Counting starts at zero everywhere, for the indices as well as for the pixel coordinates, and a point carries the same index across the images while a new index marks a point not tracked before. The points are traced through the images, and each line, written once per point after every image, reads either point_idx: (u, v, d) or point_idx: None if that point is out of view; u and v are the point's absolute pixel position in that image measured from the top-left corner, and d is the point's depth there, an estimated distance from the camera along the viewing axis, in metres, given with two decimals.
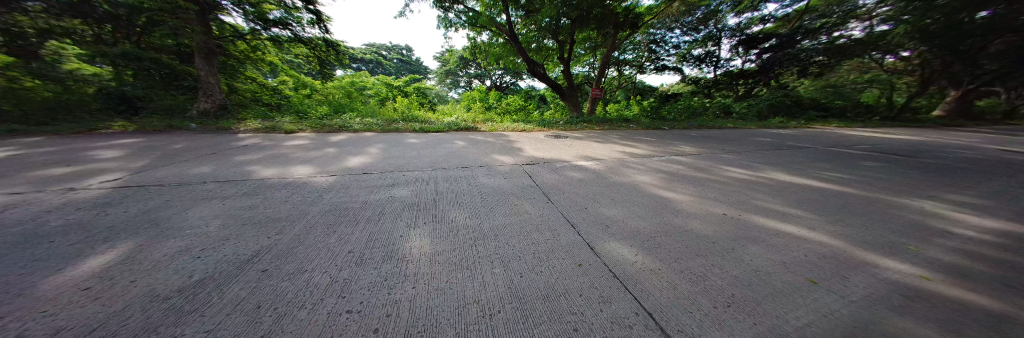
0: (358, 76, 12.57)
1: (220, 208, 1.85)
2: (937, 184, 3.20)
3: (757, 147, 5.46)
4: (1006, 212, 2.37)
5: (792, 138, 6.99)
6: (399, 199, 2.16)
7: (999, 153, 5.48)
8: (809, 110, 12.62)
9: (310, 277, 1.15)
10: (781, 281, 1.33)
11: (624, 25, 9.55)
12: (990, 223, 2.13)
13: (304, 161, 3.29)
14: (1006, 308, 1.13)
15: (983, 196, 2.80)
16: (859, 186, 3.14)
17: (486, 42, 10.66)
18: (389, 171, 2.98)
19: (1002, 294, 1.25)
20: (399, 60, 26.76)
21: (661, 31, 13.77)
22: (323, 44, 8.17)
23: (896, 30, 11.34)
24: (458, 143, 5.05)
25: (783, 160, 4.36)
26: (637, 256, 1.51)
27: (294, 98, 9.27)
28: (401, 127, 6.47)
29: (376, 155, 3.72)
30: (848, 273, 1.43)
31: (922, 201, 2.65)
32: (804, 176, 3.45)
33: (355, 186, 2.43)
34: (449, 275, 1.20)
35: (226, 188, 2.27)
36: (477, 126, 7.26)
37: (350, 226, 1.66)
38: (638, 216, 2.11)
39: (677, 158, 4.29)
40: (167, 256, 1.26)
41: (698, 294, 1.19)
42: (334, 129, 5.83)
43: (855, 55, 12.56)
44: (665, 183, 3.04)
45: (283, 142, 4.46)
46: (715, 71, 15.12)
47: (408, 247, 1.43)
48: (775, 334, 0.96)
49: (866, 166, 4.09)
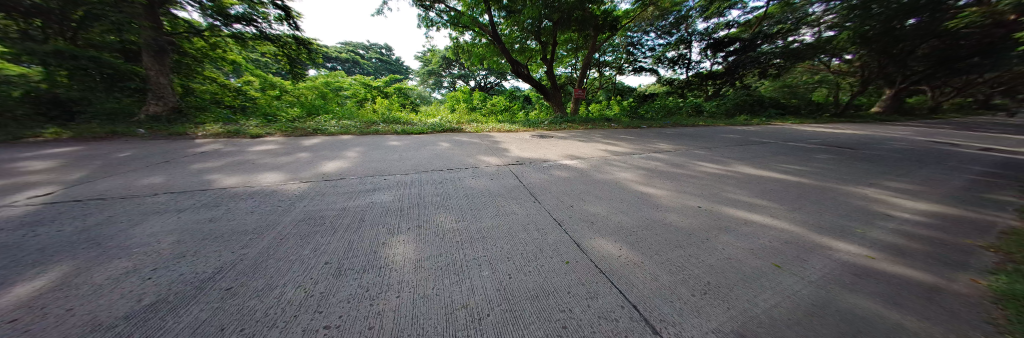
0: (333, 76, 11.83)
1: (180, 222, 1.67)
2: (879, 174, 3.67)
3: (724, 143, 5.95)
4: (932, 196, 2.80)
5: (757, 134, 7.68)
6: (380, 205, 2.06)
7: (922, 144, 6.42)
8: (769, 108, 13.92)
9: (282, 292, 1.02)
10: (750, 267, 1.45)
11: (604, 27, 10.03)
12: (921, 206, 2.50)
13: (274, 167, 3.04)
14: (931, 282, 1.34)
15: (914, 183, 3.28)
16: (813, 176, 3.54)
17: (469, 42, 10.68)
18: (369, 176, 2.85)
19: (927, 269, 1.48)
20: (377, 59, 25.46)
21: (637, 34, 14.72)
22: (293, 41, 7.63)
23: (839, 36, 12.72)
24: (442, 144, 4.99)
25: (749, 154, 4.78)
26: (621, 251, 1.58)
27: (264, 98, 8.47)
28: (382, 129, 6.21)
29: (355, 160, 3.53)
30: (806, 257, 1.60)
31: (868, 188, 3.04)
32: (765, 169, 3.81)
33: (332, 193, 2.29)
34: (437, 281, 1.16)
35: (183, 199, 2.04)
36: (462, 127, 7.22)
37: (327, 235, 1.53)
38: (621, 211, 2.21)
39: (655, 155, 4.54)
40: (111, 279, 1.08)
41: (678, 284, 1.27)
42: (308, 132, 5.47)
43: (806, 58, 13.78)
44: (645, 179, 3.20)
45: (249, 147, 4.11)
46: (688, 73, 16.20)
47: (391, 255, 1.35)
48: (747, 316, 1.05)
49: (816, 159, 4.59)
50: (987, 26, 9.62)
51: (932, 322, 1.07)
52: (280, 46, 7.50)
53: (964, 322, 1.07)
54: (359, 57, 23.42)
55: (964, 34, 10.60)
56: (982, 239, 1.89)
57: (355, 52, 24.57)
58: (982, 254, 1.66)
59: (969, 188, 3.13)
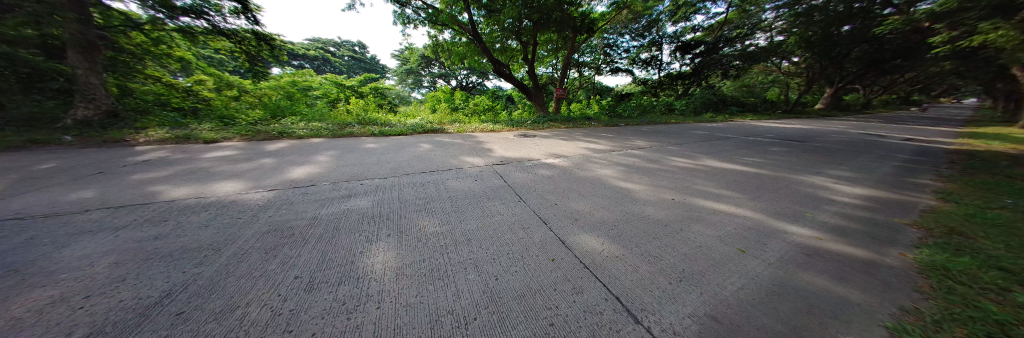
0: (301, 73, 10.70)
1: (117, 241, 1.46)
2: (824, 163, 4.11)
3: (694, 139, 6.35)
4: (865, 181, 3.19)
5: (722, 130, 8.29)
6: (357, 212, 1.95)
7: (857, 136, 7.27)
8: (732, 106, 15.09)
9: (245, 313, 0.92)
10: (718, 253, 1.56)
11: (582, 29, 10.28)
12: (857, 191, 2.84)
13: (232, 175, 2.77)
14: (865, 258, 1.52)
15: (852, 170, 3.71)
16: (770, 167, 3.88)
17: (449, 41, 10.47)
18: (343, 181, 2.69)
19: (861, 246, 1.68)
20: (350, 57, 23.81)
21: (613, 36, 15.26)
22: (252, 37, 6.90)
23: (788, 41, 14.09)
24: (423, 146, 4.82)
25: (715, 149, 5.15)
26: (603, 245, 1.62)
27: (220, 99, 7.44)
28: (357, 131, 5.89)
29: (326, 165, 3.31)
30: (766, 241, 1.75)
31: (814, 176, 3.39)
32: (729, 162, 4.13)
33: (301, 201, 2.12)
34: (420, 288, 1.11)
35: (123, 215, 1.79)
36: (444, 128, 7.05)
37: (296, 247, 1.42)
38: (603, 207, 2.27)
39: (632, 152, 4.73)
40: (30, 311, 0.92)
41: (656, 273, 1.33)
42: (272, 136, 5.04)
43: (762, 60, 15.10)
44: (624, 175, 3.32)
45: (201, 154, 3.70)
46: (660, 73, 17.09)
47: (369, 265, 1.27)
48: (718, 300, 1.13)
49: (771, 151, 5.05)
50: (905, 33, 11.11)
51: (871, 293, 1.21)
52: (236, 42, 6.77)
53: (894, 291, 1.23)
54: (329, 54, 21.88)
55: (888, 39, 12.15)
56: (906, 217, 2.18)
57: (325, 50, 22.95)
58: (908, 231, 1.90)
59: (895, 173, 3.60)
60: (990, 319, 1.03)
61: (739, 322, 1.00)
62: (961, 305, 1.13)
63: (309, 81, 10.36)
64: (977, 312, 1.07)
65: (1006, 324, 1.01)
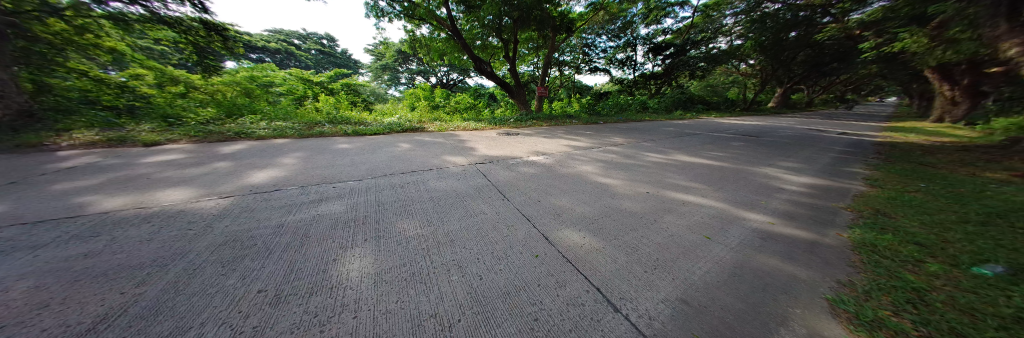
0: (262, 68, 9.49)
1: (35, 262, 1.23)
2: (777, 155, 4.56)
3: (666, 135, 6.75)
4: (809, 171, 3.59)
5: (690, 127, 8.89)
6: (330, 217, 1.83)
7: (803, 131, 8.13)
8: (698, 104, 16.21)
9: (198, 334, 0.82)
10: (687, 241, 1.68)
11: (561, 28, 10.42)
12: (802, 179, 3.19)
13: (181, 182, 2.49)
14: (808, 239, 1.72)
15: (799, 161, 4.15)
16: (731, 160, 4.24)
17: (427, 36, 10.15)
18: (313, 184, 2.52)
19: (805, 228, 1.89)
20: (318, 51, 22.05)
21: (591, 36, 15.69)
22: (201, 26, 5.86)
23: (745, 45, 15.41)
24: (402, 145, 4.64)
25: (685, 144, 5.50)
26: (585, 239, 1.67)
27: (164, 96, 6.18)
28: (329, 131, 5.54)
29: (293, 167, 3.07)
30: (728, 227, 1.91)
31: (768, 167, 3.76)
32: (696, 156, 4.44)
33: (264, 208, 1.95)
34: (400, 294, 1.07)
35: (42, 231, 1.53)
36: (424, 126, 6.84)
37: (260, 257, 1.30)
38: (584, 202, 2.33)
39: (610, 148, 4.92)
40: None
41: (633, 263, 1.39)
42: (228, 137, 4.58)
43: (724, 62, 16.33)
44: (603, 170, 3.44)
45: (141, 158, 3.25)
46: (635, 73, 17.87)
47: (344, 273, 1.20)
48: (688, 284, 1.21)
49: (732, 146, 5.51)
50: (841, 39, 12.56)
51: (814, 269, 1.37)
52: (181, 32, 5.66)
53: (833, 267, 1.40)
54: (293, 47, 20.14)
55: (827, 45, 13.70)
56: (841, 201, 2.48)
57: (288, 42, 21.10)
58: (843, 213, 2.18)
59: (831, 163, 4.09)
60: (907, 287, 1.21)
61: (706, 303, 1.09)
62: (887, 276, 1.31)
63: (271, 75, 9.18)
64: (897, 281, 1.26)
65: (918, 290, 1.20)
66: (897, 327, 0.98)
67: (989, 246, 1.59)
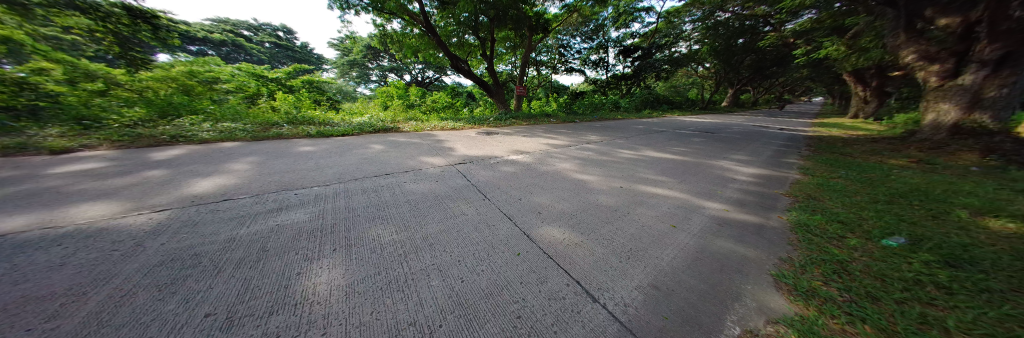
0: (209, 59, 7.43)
1: None
2: (730, 150, 5.05)
3: (636, 133, 7.15)
4: (757, 162, 4.03)
5: (657, 125, 9.52)
6: (293, 227, 1.68)
7: (751, 127, 9.11)
8: (664, 103, 17.39)
9: None
10: (654, 230, 1.80)
11: (538, 28, 10.51)
12: (751, 170, 3.58)
13: (102, 194, 2.12)
14: (755, 222, 1.93)
15: (749, 154, 4.63)
16: (692, 154, 4.62)
17: (399, 32, 9.69)
18: (272, 192, 2.29)
19: (753, 213, 2.12)
20: (273, 44, 19.88)
21: (566, 37, 16.08)
22: (122, 13, 4.96)
23: (702, 50, 16.84)
24: (374, 147, 4.38)
25: (653, 141, 5.87)
26: (564, 234, 1.70)
27: (77, 94, 4.39)
28: (288, 133, 5.07)
29: (245, 174, 2.76)
30: (691, 215, 2.08)
31: (724, 160, 4.15)
32: (663, 152, 4.77)
33: (212, 221, 1.72)
34: (375, 304, 1.01)
35: None
36: (398, 126, 6.51)
37: (208, 277, 1.15)
38: (563, 199, 2.39)
39: (586, 146, 5.10)
40: None
41: (609, 254, 1.46)
42: (162, 141, 3.98)
43: (685, 64, 17.66)
44: (579, 167, 3.56)
45: (46, 169, 2.70)
46: (607, 74, 18.64)
47: (311, 286, 1.11)
48: (658, 271, 1.30)
49: (693, 141, 6.00)
50: (780, 47, 14.25)
51: (761, 249, 1.55)
52: (96, 19, 4.75)
53: (776, 245, 1.59)
54: (242, 39, 17.99)
55: (769, 51, 15.43)
56: (782, 189, 2.82)
57: (236, 33, 18.76)
58: (783, 199, 2.49)
59: (774, 155, 4.63)
60: (834, 260, 1.41)
61: (673, 287, 1.17)
62: (818, 251, 1.52)
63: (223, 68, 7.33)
64: (826, 256, 1.46)
65: (841, 261, 1.40)
66: (827, 294, 1.13)
67: (892, 221, 1.91)
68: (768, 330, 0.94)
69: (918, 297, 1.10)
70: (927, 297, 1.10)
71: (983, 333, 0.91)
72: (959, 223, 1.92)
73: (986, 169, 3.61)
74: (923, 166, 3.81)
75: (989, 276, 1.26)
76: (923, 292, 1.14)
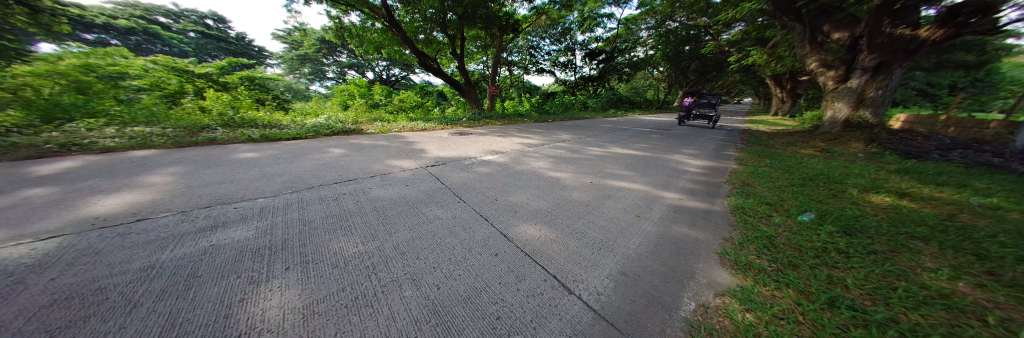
0: (116, 51, 6.15)
1: None
2: (683, 145, 5.60)
3: (604, 131, 7.53)
4: (705, 155, 4.53)
5: (621, 123, 10.19)
6: (235, 247, 1.46)
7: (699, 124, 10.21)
8: (626, 103, 18.65)
9: None
10: (621, 221, 1.93)
11: (507, 28, 10.54)
12: (700, 162, 4.01)
13: None
14: (706, 209, 2.16)
15: (699, 148, 5.18)
16: (652, 150, 5.03)
17: (358, 26, 9.05)
18: (208, 208, 1.96)
19: (704, 201, 2.38)
20: (198, 33, 16.90)
21: (536, 39, 16.38)
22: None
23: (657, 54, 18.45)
24: (334, 151, 4.03)
25: (619, 138, 6.26)
26: (540, 232, 1.73)
27: None
28: (224, 137, 4.43)
29: (170, 188, 2.34)
30: (652, 205, 2.26)
31: (678, 154, 4.60)
32: (627, 148, 5.12)
33: (124, 247, 1.42)
34: (341, 323, 0.93)
35: None
36: (362, 128, 6.07)
37: (121, 313, 0.94)
38: (538, 197, 2.44)
39: (558, 144, 5.25)
40: None
41: (581, 247, 1.52)
42: (48, 151, 3.20)
43: (644, 66, 19.14)
44: (553, 165, 3.66)
45: None
46: (575, 75, 19.37)
47: (260, 313, 0.97)
48: (626, 259, 1.39)
49: (653, 138, 6.53)
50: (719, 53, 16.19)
51: (709, 231, 1.75)
52: None
53: (721, 227, 1.81)
54: (157, 27, 15.09)
55: (711, 56, 17.41)
56: (724, 177, 3.22)
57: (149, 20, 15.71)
58: (724, 186, 2.85)
59: (717, 148, 5.25)
60: (764, 236, 1.65)
61: (639, 272, 1.27)
62: (752, 229, 1.76)
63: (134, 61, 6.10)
64: (758, 233, 1.69)
65: (769, 236, 1.64)
66: (760, 266, 1.32)
67: (805, 200, 2.30)
68: (718, 303, 1.05)
69: (825, 262, 1.34)
70: (832, 261, 1.34)
71: (872, 287, 1.13)
72: (852, 198, 2.38)
73: (868, 155, 4.51)
74: (827, 155, 4.61)
75: (873, 241, 1.58)
76: (829, 257, 1.39)
